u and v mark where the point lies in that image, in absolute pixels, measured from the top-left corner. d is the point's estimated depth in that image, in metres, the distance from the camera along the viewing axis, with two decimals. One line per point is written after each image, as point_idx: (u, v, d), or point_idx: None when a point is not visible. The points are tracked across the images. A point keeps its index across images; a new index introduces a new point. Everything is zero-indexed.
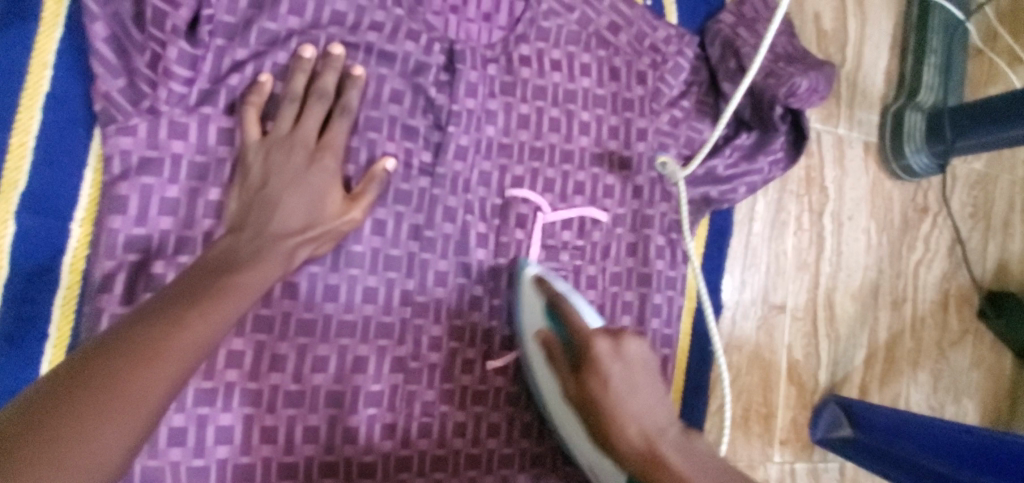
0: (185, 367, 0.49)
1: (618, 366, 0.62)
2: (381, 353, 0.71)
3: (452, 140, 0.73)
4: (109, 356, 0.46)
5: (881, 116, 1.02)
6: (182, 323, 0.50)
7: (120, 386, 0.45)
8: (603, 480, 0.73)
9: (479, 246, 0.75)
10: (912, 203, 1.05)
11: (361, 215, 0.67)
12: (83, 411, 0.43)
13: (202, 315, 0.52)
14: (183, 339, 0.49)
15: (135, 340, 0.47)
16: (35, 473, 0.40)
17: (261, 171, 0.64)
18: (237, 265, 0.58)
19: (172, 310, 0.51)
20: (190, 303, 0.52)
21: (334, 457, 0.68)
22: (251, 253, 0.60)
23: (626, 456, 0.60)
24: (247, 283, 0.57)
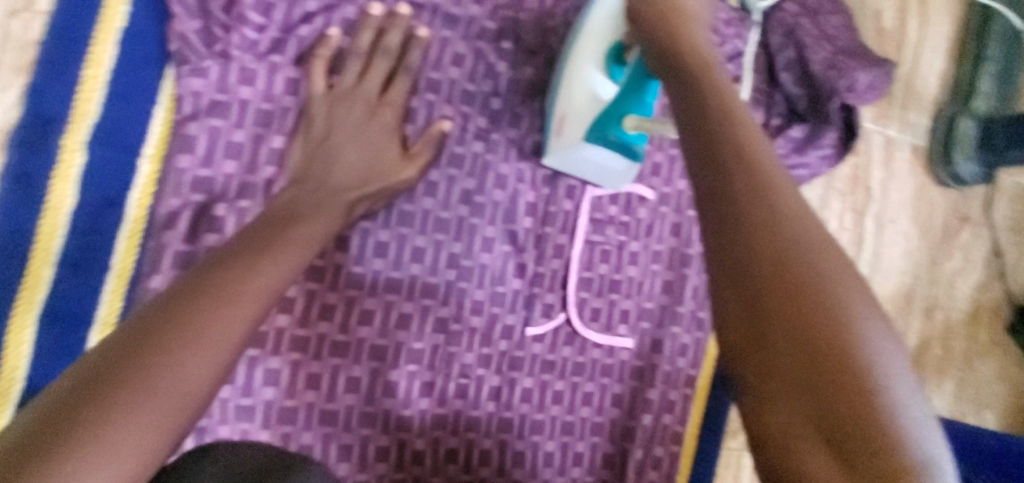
0: (261, 307, 0.51)
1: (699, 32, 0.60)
2: (425, 312, 0.72)
3: (508, 109, 0.74)
4: (194, 292, 0.48)
5: (933, 120, 1.01)
6: (256, 269, 0.52)
7: (206, 320, 0.47)
8: (562, 142, 0.72)
9: (526, 215, 0.76)
10: (955, 212, 1.04)
11: (417, 175, 0.68)
12: (173, 342, 0.45)
13: (273, 261, 0.54)
14: (258, 282, 0.51)
15: (215, 280, 0.49)
16: (137, 397, 0.42)
17: (325, 123, 0.65)
18: (303, 217, 0.60)
19: (247, 256, 0.53)
20: (262, 250, 0.54)
21: (374, 408, 0.70)
22: (315, 204, 0.61)
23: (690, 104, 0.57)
24: (311, 235, 0.59)
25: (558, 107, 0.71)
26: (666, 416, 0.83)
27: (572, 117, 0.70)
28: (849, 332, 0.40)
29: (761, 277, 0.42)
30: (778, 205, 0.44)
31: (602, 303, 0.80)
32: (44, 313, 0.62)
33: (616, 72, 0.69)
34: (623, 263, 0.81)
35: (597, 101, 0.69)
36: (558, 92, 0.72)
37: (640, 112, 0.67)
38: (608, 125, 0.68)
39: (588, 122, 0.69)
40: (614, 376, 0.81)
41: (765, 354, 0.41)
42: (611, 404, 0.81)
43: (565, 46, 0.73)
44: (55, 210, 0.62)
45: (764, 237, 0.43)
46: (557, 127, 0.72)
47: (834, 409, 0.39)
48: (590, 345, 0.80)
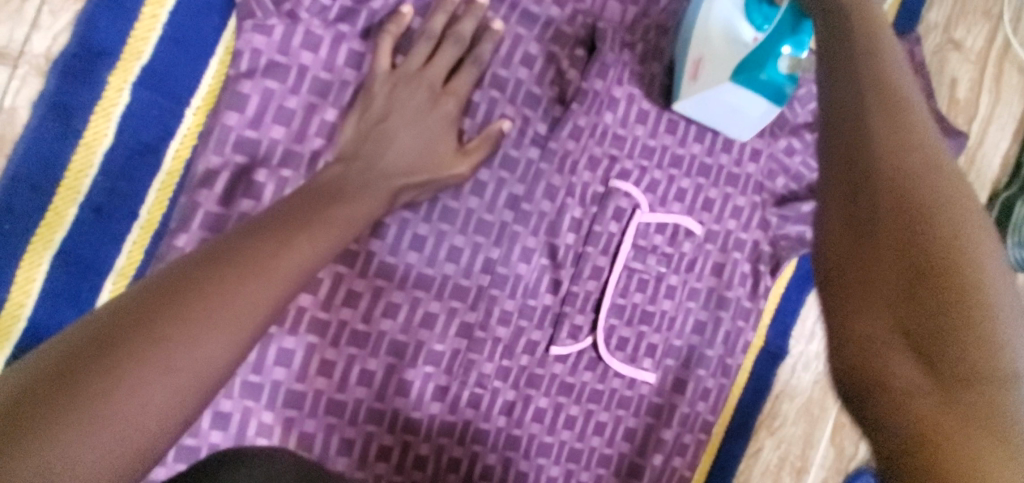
0: (290, 287, 0.46)
1: None
2: (451, 314, 0.69)
3: (572, 118, 0.70)
4: (222, 263, 0.43)
5: (989, 200, 0.98)
6: (290, 245, 0.48)
7: (231, 293, 0.42)
8: (696, 87, 0.69)
9: (570, 230, 0.72)
10: None
11: (468, 171, 0.64)
12: (188, 316, 0.40)
13: (309, 239, 0.50)
14: (291, 260, 0.47)
15: (247, 251, 0.45)
16: (147, 366, 0.37)
17: (384, 103, 0.61)
18: (344, 197, 0.56)
19: (283, 229, 0.49)
20: (300, 228, 0.50)
21: (383, 406, 0.67)
22: (358, 186, 0.58)
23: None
24: (349, 219, 0.55)
25: (691, 49, 0.69)
26: (676, 459, 0.80)
27: (709, 59, 0.66)
28: (983, 267, 0.34)
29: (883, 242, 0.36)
30: (920, 150, 0.38)
31: (631, 333, 0.77)
32: (59, 253, 0.59)
33: (759, 13, 0.64)
34: (658, 295, 0.78)
35: (736, 43, 0.65)
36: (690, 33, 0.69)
37: (796, 47, 0.59)
38: (758, 65, 0.61)
39: (727, 63, 0.64)
40: (630, 410, 0.78)
41: (870, 292, 0.36)
42: (622, 439, 0.78)
43: None
44: (89, 148, 0.59)
45: (901, 170, 0.37)
46: (692, 72, 0.69)
47: (948, 370, 0.33)
48: (612, 374, 0.77)
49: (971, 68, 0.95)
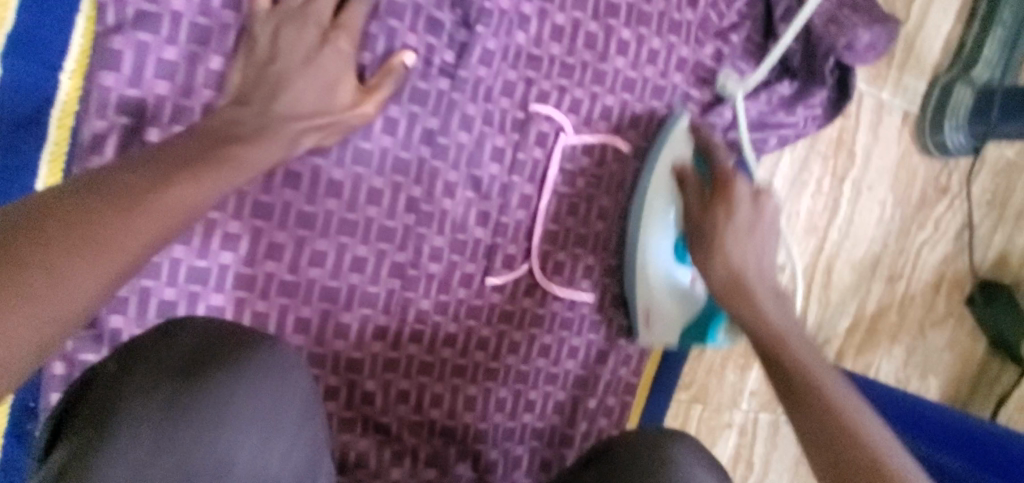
0: (167, 227, 0.47)
1: (748, 210, 0.69)
2: (380, 257, 0.69)
3: (479, 42, 0.67)
4: (91, 196, 0.44)
5: (930, 85, 0.96)
6: (170, 182, 0.48)
7: (103, 227, 0.43)
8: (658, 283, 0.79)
9: (492, 161, 0.71)
10: (934, 181, 1.02)
11: (373, 110, 0.62)
12: (55, 249, 0.40)
13: (193, 178, 0.49)
14: (170, 198, 0.47)
15: (123, 185, 0.46)
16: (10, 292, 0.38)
17: (270, 45, 0.58)
18: (239, 139, 0.55)
19: (167, 167, 0.49)
20: (179, 170, 0.49)
21: (323, 349, 0.70)
22: (253, 129, 0.56)
23: (761, 341, 0.64)
24: (239, 157, 0.54)
25: (640, 301, 0.79)
26: (622, 369, 0.84)
27: (659, 314, 0.79)
28: None
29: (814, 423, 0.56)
30: None
31: (566, 257, 0.78)
32: None
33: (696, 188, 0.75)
34: (592, 217, 0.78)
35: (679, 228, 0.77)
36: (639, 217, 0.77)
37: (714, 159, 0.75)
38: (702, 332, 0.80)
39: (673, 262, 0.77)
40: (573, 329, 0.81)
41: None
42: (568, 356, 0.81)
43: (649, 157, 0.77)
44: None
45: None
46: (645, 319, 0.80)
47: None
48: (551, 298, 0.79)
49: None
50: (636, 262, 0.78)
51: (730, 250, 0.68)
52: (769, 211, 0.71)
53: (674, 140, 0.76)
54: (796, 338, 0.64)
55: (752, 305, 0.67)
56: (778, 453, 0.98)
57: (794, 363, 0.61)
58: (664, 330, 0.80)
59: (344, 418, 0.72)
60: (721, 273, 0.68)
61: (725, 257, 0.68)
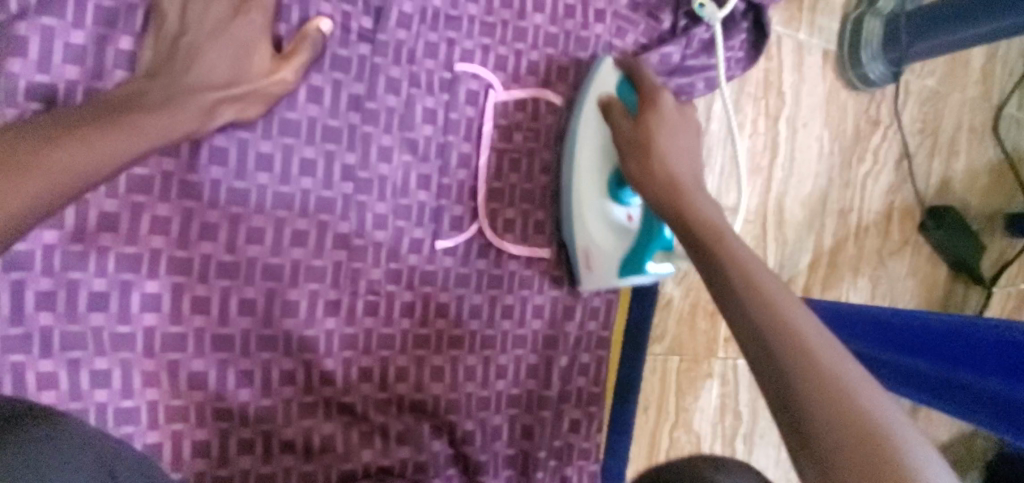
0: (55, 187, 0.47)
1: (676, 116, 0.72)
2: (322, 228, 0.68)
3: (394, 6, 0.69)
4: None
5: (842, 23, 1.00)
6: (58, 144, 0.49)
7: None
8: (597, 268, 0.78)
9: (425, 122, 0.72)
10: (865, 114, 1.05)
11: (292, 76, 0.62)
12: None
13: (86, 142, 0.50)
14: (53, 158, 0.48)
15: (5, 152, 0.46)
16: None
17: (177, 20, 0.59)
18: (142, 107, 0.55)
19: (56, 132, 0.50)
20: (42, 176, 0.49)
21: (273, 331, 0.66)
22: (161, 98, 0.56)
23: (656, 175, 0.69)
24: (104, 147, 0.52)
25: (582, 243, 0.77)
26: (590, 324, 0.83)
27: (597, 254, 0.77)
28: None
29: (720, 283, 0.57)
30: None
31: (515, 214, 0.78)
32: None
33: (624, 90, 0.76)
34: (535, 172, 0.79)
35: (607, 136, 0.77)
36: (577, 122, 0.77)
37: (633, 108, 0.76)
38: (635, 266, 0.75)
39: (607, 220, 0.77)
40: (533, 288, 0.80)
41: None
42: (533, 316, 0.80)
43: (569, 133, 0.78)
44: None
45: None
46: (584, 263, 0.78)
47: None
48: (506, 257, 0.78)
49: None
50: (574, 197, 0.77)
51: (658, 133, 0.70)
52: (695, 121, 0.74)
53: (597, 82, 0.77)
54: (693, 183, 0.69)
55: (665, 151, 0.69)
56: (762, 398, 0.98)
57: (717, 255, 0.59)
58: (603, 263, 0.77)
59: (305, 403, 0.68)
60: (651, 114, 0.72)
61: (655, 149, 0.70)
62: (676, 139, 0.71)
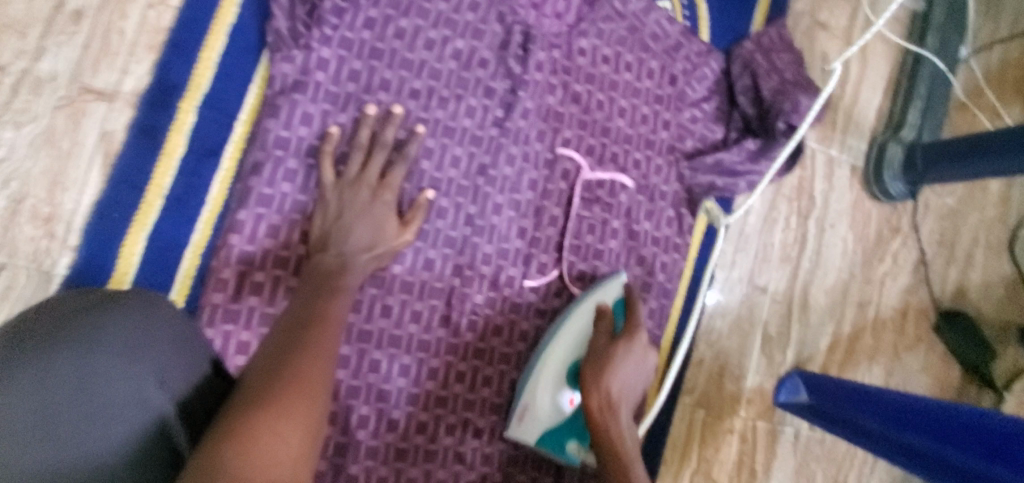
0: None
1: (632, 359, 0.87)
2: (445, 259, 0.92)
3: (520, 103, 0.95)
4: None
5: (869, 145, 1.20)
6: None
7: None
8: (523, 424, 0.91)
9: (529, 189, 0.97)
10: (887, 223, 1.23)
11: (429, 151, 0.91)
12: None
13: None
14: None
15: None
16: None
17: (256, 99, 0.84)
18: None
19: None
20: (299, 335, 0.67)
21: (401, 333, 0.90)
22: None
23: (594, 392, 0.84)
24: (337, 315, 0.73)
25: (524, 400, 0.91)
26: None
27: (532, 414, 0.91)
28: None
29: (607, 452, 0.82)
30: None
31: (586, 266, 1.00)
32: (152, 235, 0.79)
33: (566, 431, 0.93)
34: (605, 236, 1.00)
35: (558, 401, 0.92)
36: (529, 377, 0.92)
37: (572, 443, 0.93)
38: (553, 441, 0.92)
39: (542, 431, 0.92)
40: None
41: None
42: None
43: (543, 347, 0.93)
44: (169, 156, 0.80)
45: None
46: (519, 415, 0.91)
47: None
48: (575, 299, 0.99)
49: (839, 42, 1.19)
50: (539, 363, 0.92)
51: (613, 351, 0.87)
52: (637, 361, 0.88)
53: (564, 331, 0.93)
54: (625, 403, 0.85)
55: (341, 239, 0.81)
56: (778, 460, 1.13)
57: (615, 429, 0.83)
58: (556, 368, 0.92)
59: (412, 393, 0.90)
60: (391, 196, 0.85)
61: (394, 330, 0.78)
62: (359, 250, 0.82)
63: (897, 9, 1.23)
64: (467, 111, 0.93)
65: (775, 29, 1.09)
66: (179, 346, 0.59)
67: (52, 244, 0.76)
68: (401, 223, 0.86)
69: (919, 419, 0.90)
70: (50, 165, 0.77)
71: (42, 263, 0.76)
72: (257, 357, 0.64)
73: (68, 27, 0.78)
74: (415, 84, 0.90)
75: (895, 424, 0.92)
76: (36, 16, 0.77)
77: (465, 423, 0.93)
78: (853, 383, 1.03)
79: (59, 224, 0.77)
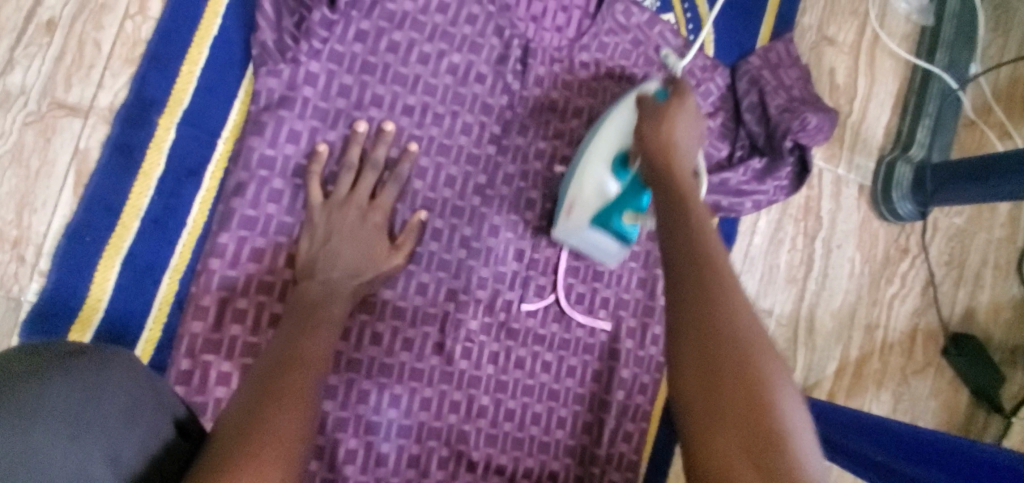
0: None
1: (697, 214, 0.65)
2: (439, 283, 0.88)
3: (518, 120, 0.91)
4: None
5: (877, 164, 1.17)
6: None
7: None
8: (570, 220, 0.88)
9: (527, 209, 0.93)
10: (895, 243, 1.20)
11: (423, 170, 0.87)
12: None
13: None
14: None
15: None
16: None
17: (240, 115, 0.80)
18: None
19: None
20: (279, 377, 0.64)
21: (392, 360, 0.86)
22: None
23: (675, 262, 0.61)
24: (321, 353, 0.69)
25: (571, 190, 0.87)
26: (638, 397, 0.97)
27: (579, 205, 0.86)
28: None
29: (732, 375, 0.53)
30: None
31: (586, 289, 0.95)
32: (127, 260, 0.75)
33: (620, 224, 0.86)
34: None
35: (604, 196, 0.85)
36: (574, 173, 0.88)
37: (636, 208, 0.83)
38: (608, 217, 0.85)
39: (593, 212, 0.86)
40: (593, 354, 0.96)
41: None
42: (591, 379, 0.95)
43: (585, 142, 0.90)
44: (146, 176, 0.76)
45: None
46: (567, 211, 0.88)
47: None
48: (574, 324, 0.95)
49: (847, 57, 1.15)
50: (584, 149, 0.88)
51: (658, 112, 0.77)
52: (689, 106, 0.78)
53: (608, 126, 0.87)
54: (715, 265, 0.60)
55: (328, 265, 0.77)
56: None
57: (732, 342, 0.55)
58: (607, 148, 0.86)
59: (404, 424, 0.86)
60: (381, 217, 0.81)
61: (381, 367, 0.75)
62: (347, 276, 0.78)
63: (905, 24, 1.20)
64: (463, 128, 0.88)
65: (782, 44, 1.05)
66: (138, 411, 0.53)
67: (20, 269, 0.72)
68: (393, 246, 0.82)
69: (934, 454, 0.83)
70: (18, 184, 0.72)
71: (9, 289, 0.72)
72: (228, 410, 0.60)
73: (40, 38, 0.74)
74: (409, 100, 0.85)
75: (907, 457, 0.86)
76: (4, 25, 0.73)
77: (459, 455, 0.88)
78: (870, 418, 0.97)
79: (27, 248, 0.72)
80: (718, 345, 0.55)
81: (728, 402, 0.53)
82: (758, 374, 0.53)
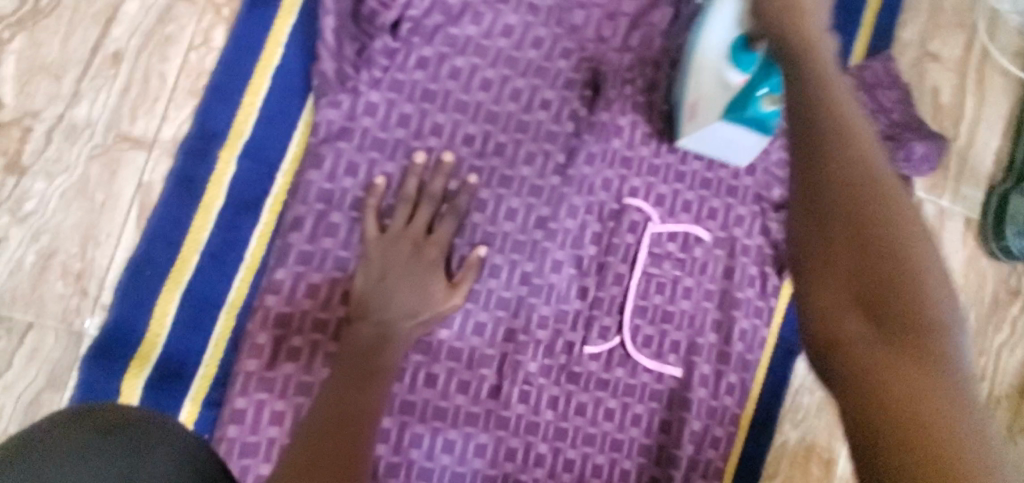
0: None
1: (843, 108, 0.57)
2: (497, 322, 0.83)
3: (584, 148, 0.85)
4: None
5: (987, 195, 1.03)
6: None
7: None
8: (695, 124, 0.82)
9: (592, 243, 0.86)
10: (1006, 284, 1.05)
11: (483, 202, 0.82)
12: None
13: None
14: None
15: None
16: None
17: (299, 146, 0.77)
18: None
19: None
20: (332, 433, 0.62)
21: (446, 403, 0.81)
22: None
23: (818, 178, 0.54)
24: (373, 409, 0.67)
25: (690, 93, 0.82)
26: (710, 452, 0.88)
27: (705, 101, 0.80)
28: None
29: (876, 297, 0.50)
30: None
31: (654, 331, 0.87)
32: (185, 295, 0.74)
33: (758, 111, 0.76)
34: (677, 296, 0.88)
35: (725, 84, 0.79)
36: (687, 73, 0.83)
37: (772, 89, 0.74)
38: (741, 105, 0.76)
39: (722, 105, 0.78)
40: (661, 402, 0.88)
41: None
42: (657, 430, 0.88)
43: (690, 40, 0.84)
44: (206, 209, 0.74)
45: None
46: (691, 111, 0.83)
47: None
48: (641, 369, 0.87)
49: (952, 75, 1.03)
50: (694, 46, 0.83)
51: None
52: None
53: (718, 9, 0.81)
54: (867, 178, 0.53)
55: (383, 305, 0.73)
56: None
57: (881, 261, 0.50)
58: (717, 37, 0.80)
59: (457, 472, 0.81)
60: (437, 253, 0.76)
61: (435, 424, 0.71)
62: (403, 316, 0.74)
63: None
64: (526, 158, 0.83)
65: (879, 61, 0.94)
66: None
67: (83, 303, 0.72)
68: (450, 285, 0.77)
69: None
70: (83, 218, 0.73)
71: (72, 323, 0.72)
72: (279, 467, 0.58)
73: (106, 70, 0.74)
74: (470, 128, 0.81)
75: None
76: (73, 58, 0.74)
77: None
78: None
79: (90, 282, 0.72)
80: (856, 266, 0.51)
81: (885, 325, 0.49)
82: (913, 295, 0.49)
